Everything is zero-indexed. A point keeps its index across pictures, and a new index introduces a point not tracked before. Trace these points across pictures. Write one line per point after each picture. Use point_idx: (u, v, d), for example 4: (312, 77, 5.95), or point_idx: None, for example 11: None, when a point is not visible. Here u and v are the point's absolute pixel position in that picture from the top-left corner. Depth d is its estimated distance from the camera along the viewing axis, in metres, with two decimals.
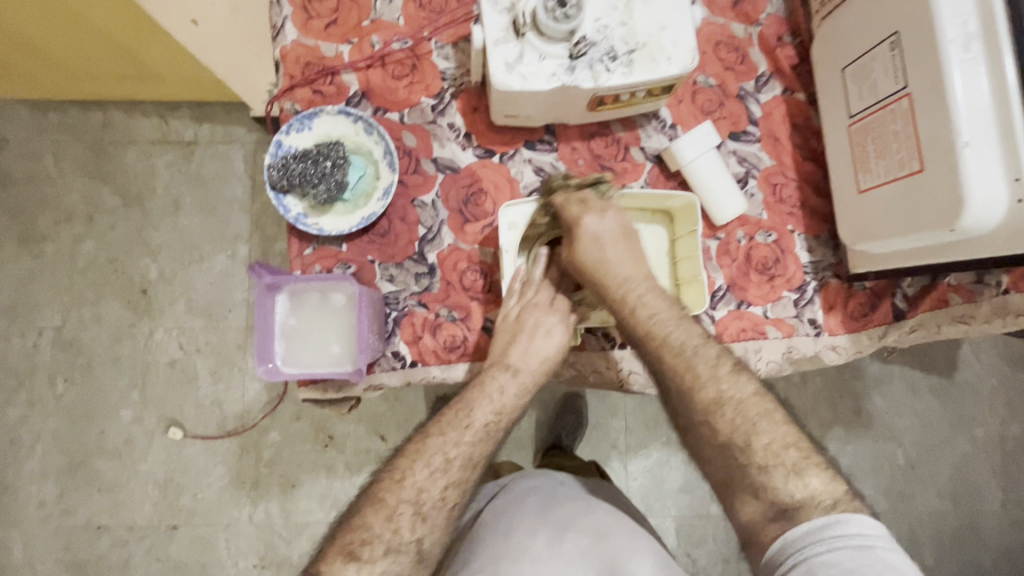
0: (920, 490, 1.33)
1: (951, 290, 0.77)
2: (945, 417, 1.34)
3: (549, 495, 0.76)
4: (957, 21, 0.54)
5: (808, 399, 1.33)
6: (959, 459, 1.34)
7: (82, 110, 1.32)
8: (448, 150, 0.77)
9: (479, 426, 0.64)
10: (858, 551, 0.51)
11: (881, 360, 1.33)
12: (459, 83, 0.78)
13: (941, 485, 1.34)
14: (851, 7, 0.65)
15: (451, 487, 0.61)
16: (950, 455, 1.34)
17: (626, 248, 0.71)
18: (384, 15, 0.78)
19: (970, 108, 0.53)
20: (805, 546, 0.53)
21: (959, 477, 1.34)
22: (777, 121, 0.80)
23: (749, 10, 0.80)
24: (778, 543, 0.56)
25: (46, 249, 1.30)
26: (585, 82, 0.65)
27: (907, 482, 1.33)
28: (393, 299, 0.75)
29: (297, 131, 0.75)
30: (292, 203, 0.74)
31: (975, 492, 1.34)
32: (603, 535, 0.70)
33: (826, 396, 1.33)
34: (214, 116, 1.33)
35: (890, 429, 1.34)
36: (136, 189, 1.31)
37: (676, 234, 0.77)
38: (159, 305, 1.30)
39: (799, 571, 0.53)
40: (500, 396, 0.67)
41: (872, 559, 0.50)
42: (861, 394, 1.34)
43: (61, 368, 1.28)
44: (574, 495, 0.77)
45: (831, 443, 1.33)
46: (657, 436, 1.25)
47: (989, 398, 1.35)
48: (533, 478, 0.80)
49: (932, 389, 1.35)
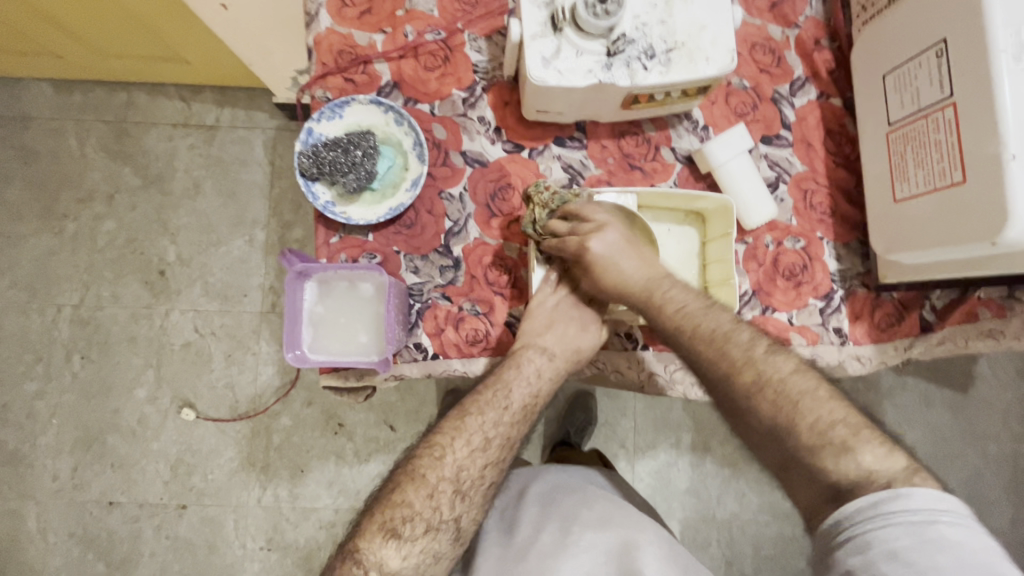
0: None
1: (981, 304, 0.77)
2: (959, 431, 1.33)
3: (567, 490, 0.77)
4: (1009, 31, 0.52)
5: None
6: (970, 474, 1.33)
7: (107, 90, 1.33)
8: (477, 143, 0.77)
9: (517, 407, 0.69)
10: (919, 527, 0.45)
11: (895, 371, 1.32)
12: (491, 77, 0.77)
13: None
14: (896, 14, 0.64)
15: (490, 465, 0.66)
16: (962, 470, 1.33)
17: (632, 256, 0.70)
18: (418, 5, 0.77)
19: (1019, 120, 0.52)
20: (861, 521, 0.48)
21: (970, 492, 1.33)
22: (811, 126, 0.79)
23: (787, 12, 0.79)
24: (831, 518, 0.50)
25: (67, 226, 1.31)
26: (621, 80, 0.65)
27: None
28: (417, 291, 0.75)
29: (328, 119, 0.75)
30: (321, 191, 0.74)
31: (985, 508, 1.33)
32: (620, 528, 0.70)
33: None
34: (237, 100, 1.33)
35: (901, 441, 1.32)
36: (157, 170, 1.32)
37: (707, 233, 0.76)
38: (176, 286, 1.31)
39: (853, 546, 0.48)
40: (536, 379, 0.71)
41: (935, 537, 0.45)
42: (874, 405, 1.32)
43: (78, 344, 1.30)
44: (579, 488, 0.77)
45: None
46: (666, 438, 1.24)
47: (1003, 415, 1.34)
48: (534, 475, 0.81)
49: (946, 403, 1.33)
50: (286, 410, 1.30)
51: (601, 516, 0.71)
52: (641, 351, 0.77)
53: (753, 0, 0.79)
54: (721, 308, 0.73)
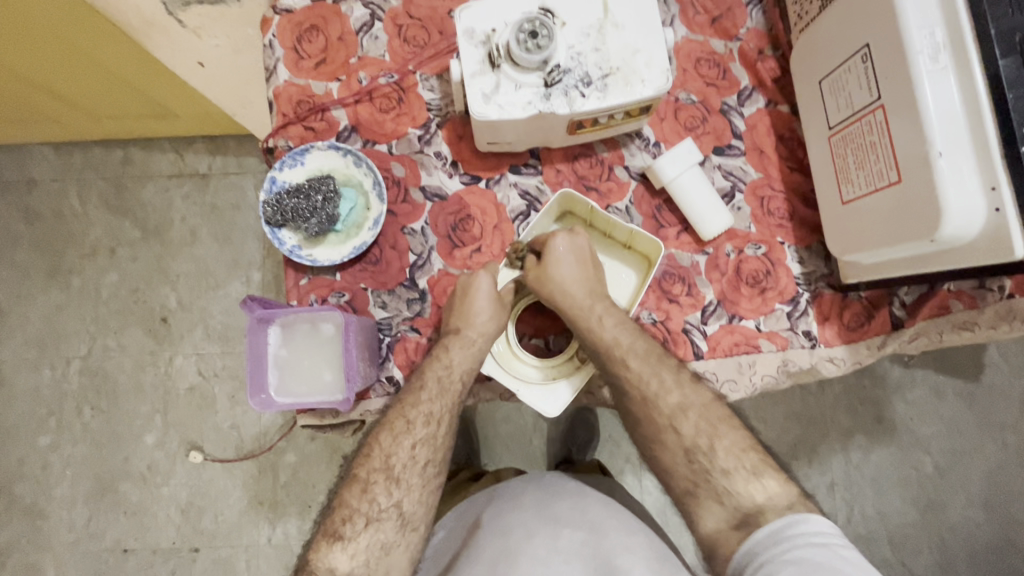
0: (949, 499, 1.28)
1: (953, 297, 0.76)
2: (974, 422, 1.30)
3: (547, 490, 0.78)
4: (923, 32, 0.53)
5: (827, 407, 1.30)
6: (990, 466, 1.29)
7: (104, 148, 1.39)
8: (435, 178, 0.80)
9: (432, 385, 0.69)
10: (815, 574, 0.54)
11: (901, 366, 1.30)
12: (444, 113, 0.80)
13: (972, 493, 1.29)
14: (823, 23, 0.65)
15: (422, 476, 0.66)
16: (982, 462, 1.29)
17: (577, 265, 0.74)
18: (370, 52, 0.81)
19: (942, 118, 0.52)
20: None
21: (992, 484, 1.29)
22: (762, 133, 0.80)
23: (728, 26, 0.81)
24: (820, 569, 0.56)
25: (72, 282, 1.37)
26: (561, 108, 0.67)
27: (936, 490, 1.29)
28: (385, 325, 0.77)
29: (290, 167, 0.78)
30: (287, 235, 0.77)
31: (1011, 500, 1.28)
32: (597, 531, 0.71)
33: (846, 402, 1.30)
34: (227, 148, 1.39)
35: (914, 436, 1.29)
36: (155, 221, 1.37)
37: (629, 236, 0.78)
38: (179, 332, 1.35)
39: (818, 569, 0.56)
40: (448, 358, 0.71)
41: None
42: (883, 400, 1.30)
43: (87, 396, 1.34)
44: (565, 489, 0.78)
45: (852, 452, 1.29)
46: None
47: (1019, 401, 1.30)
48: (525, 479, 0.81)
49: (958, 394, 1.30)
50: (291, 446, 1.32)
51: (589, 521, 0.72)
52: None
53: (694, 18, 0.81)
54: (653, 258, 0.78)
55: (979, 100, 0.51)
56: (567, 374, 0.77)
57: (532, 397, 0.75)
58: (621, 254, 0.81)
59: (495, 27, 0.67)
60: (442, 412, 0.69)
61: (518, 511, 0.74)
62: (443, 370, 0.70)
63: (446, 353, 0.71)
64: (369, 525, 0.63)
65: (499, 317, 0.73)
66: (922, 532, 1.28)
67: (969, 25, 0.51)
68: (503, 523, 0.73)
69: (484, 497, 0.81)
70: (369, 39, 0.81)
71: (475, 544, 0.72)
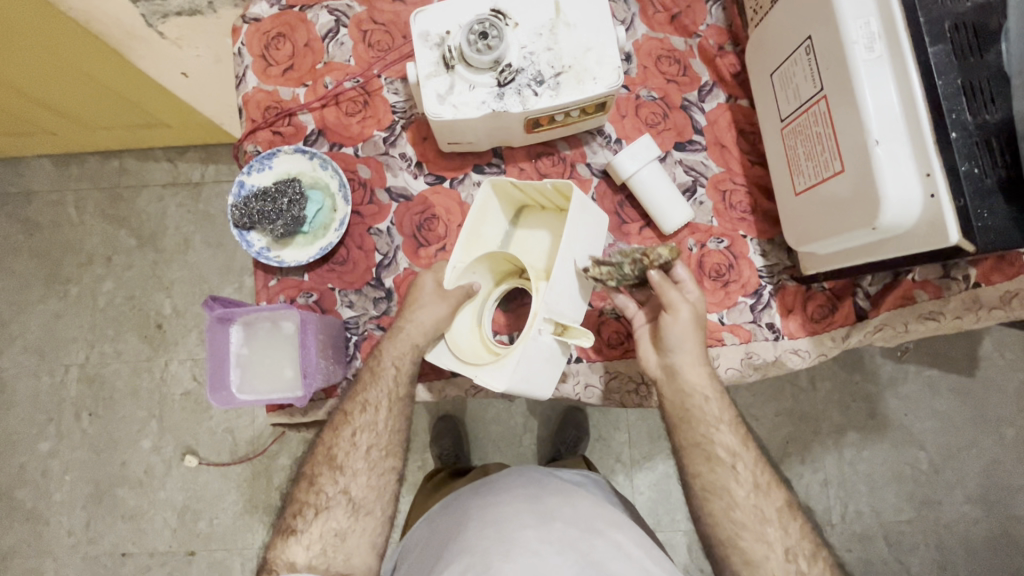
0: (945, 496, 1.27)
1: (917, 287, 0.76)
2: (970, 418, 1.28)
3: (538, 487, 0.77)
4: (859, 22, 0.53)
5: (818, 403, 1.29)
6: (987, 463, 1.27)
7: (100, 160, 1.43)
8: (400, 179, 0.81)
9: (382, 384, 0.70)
10: None
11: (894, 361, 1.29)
12: (409, 115, 0.82)
13: (969, 490, 1.27)
14: (773, 16, 0.65)
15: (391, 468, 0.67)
16: (978, 457, 1.28)
17: (696, 331, 0.68)
18: (336, 57, 0.82)
19: (878, 105, 0.53)
20: None
21: (989, 480, 1.27)
22: (723, 128, 0.80)
23: (687, 23, 0.82)
24: None
25: (70, 291, 1.40)
26: (514, 107, 0.68)
27: (931, 487, 1.27)
28: (353, 324, 0.79)
29: (258, 171, 0.80)
30: (255, 238, 0.78)
31: (1009, 496, 1.27)
32: (590, 530, 0.70)
33: (838, 398, 1.29)
34: (219, 156, 1.41)
35: (907, 432, 1.28)
36: (150, 229, 1.40)
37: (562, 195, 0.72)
38: (174, 337, 1.37)
39: None
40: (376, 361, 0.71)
41: None
42: (875, 397, 1.29)
43: (85, 402, 1.37)
44: (560, 487, 0.78)
45: (845, 448, 1.28)
46: (662, 447, 1.22)
47: (1016, 396, 1.28)
48: (516, 475, 0.81)
49: (952, 389, 1.29)
50: (284, 450, 1.34)
51: (581, 518, 0.71)
52: (576, 364, 0.79)
53: (653, 16, 0.82)
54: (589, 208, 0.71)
55: (912, 86, 0.51)
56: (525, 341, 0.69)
57: (491, 378, 0.68)
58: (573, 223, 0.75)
59: (449, 29, 0.68)
60: (378, 398, 0.69)
61: (509, 503, 0.73)
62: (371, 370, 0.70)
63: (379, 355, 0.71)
64: (320, 515, 0.65)
65: (439, 312, 0.70)
66: (919, 529, 1.26)
67: (902, 15, 0.52)
68: (494, 514, 0.72)
69: (471, 491, 0.80)
70: (334, 45, 0.82)
71: (466, 533, 0.71)
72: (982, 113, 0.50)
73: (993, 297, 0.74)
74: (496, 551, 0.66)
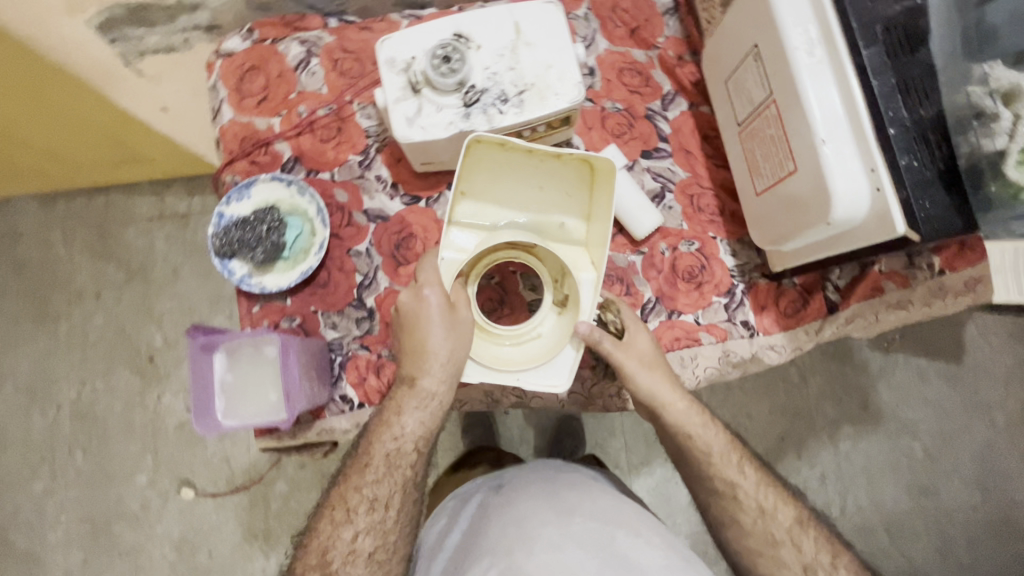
0: (942, 483, 1.28)
1: (885, 277, 0.78)
2: (960, 403, 1.29)
3: (555, 481, 0.77)
4: (798, 29, 0.56)
5: (809, 398, 1.30)
6: (979, 447, 1.29)
7: (86, 197, 1.44)
8: (377, 200, 0.83)
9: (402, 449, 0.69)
10: None
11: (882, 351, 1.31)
12: (382, 138, 0.84)
13: (963, 475, 1.28)
14: (724, 27, 0.68)
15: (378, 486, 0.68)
16: (971, 441, 1.29)
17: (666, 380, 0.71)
18: (308, 86, 0.85)
19: (822, 104, 0.55)
20: None
21: (984, 464, 1.28)
22: (687, 135, 0.83)
23: (646, 36, 0.85)
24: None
25: (60, 328, 1.40)
26: (481, 126, 0.70)
27: (927, 474, 1.28)
28: (337, 345, 0.80)
29: (237, 201, 0.82)
30: (237, 266, 0.80)
31: (1004, 478, 1.28)
32: (610, 523, 0.70)
33: (829, 391, 1.31)
34: (204, 187, 1.43)
35: (900, 421, 1.30)
36: (138, 263, 1.41)
37: (561, 159, 0.70)
38: (166, 369, 1.38)
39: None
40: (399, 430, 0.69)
41: None
42: (866, 387, 1.30)
43: (78, 439, 1.36)
44: (577, 481, 0.78)
45: (840, 441, 1.29)
46: (658, 450, 1.23)
47: (1004, 378, 1.30)
48: (531, 469, 0.81)
49: (940, 375, 1.30)
50: (281, 475, 1.34)
51: (600, 512, 0.71)
52: None
53: (613, 31, 0.85)
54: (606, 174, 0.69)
55: (851, 86, 0.53)
56: (552, 328, 0.72)
57: (535, 378, 0.69)
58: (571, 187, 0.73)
59: (414, 55, 0.71)
60: (389, 482, 0.68)
61: (527, 500, 0.74)
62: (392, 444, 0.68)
63: (398, 420, 0.69)
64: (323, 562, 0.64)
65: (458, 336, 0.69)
66: (917, 517, 1.27)
67: (837, 20, 0.54)
68: (512, 513, 0.72)
69: (488, 485, 0.80)
70: (306, 74, 0.85)
71: (486, 533, 0.71)
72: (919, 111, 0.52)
73: (958, 284, 0.75)
74: (519, 550, 0.66)
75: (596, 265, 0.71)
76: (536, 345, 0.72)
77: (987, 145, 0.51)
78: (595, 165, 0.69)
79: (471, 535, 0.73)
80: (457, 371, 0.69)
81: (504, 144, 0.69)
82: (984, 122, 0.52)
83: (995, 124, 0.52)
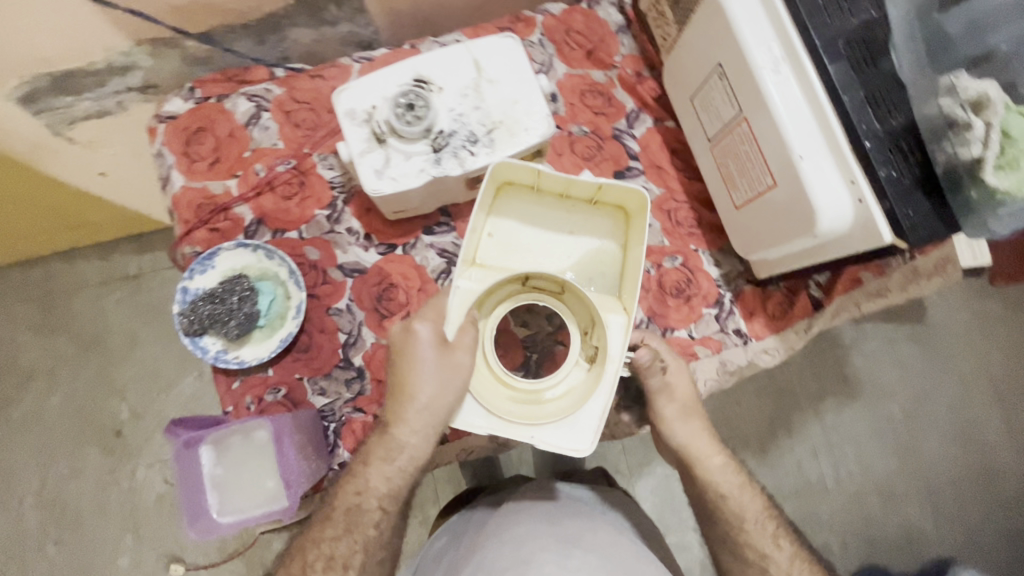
0: (924, 442, 1.29)
1: (862, 269, 0.80)
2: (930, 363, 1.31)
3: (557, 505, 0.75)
4: (762, 48, 0.56)
5: (793, 376, 1.31)
6: (951, 402, 1.31)
7: (25, 269, 1.33)
8: (352, 254, 0.79)
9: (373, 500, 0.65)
10: None
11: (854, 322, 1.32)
12: (349, 188, 0.80)
13: (943, 430, 1.30)
14: (684, 46, 0.69)
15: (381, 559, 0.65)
16: (944, 396, 1.31)
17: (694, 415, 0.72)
18: (262, 142, 0.80)
19: (794, 122, 0.55)
20: None
21: (959, 417, 1.31)
22: (656, 150, 0.83)
23: (603, 56, 0.85)
24: None
25: (11, 414, 1.29)
26: (453, 170, 0.67)
27: (910, 435, 1.29)
28: (328, 412, 0.76)
29: (201, 273, 0.77)
30: (210, 342, 0.75)
31: (978, 428, 1.30)
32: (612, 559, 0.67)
33: (809, 367, 1.31)
34: (154, 244, 1.35)
35: (877, 386, 1.30)
36: (91, 332, 1.31)
37: (595, 196, 0.71)
38: (137, 442, 1.28)
39: None
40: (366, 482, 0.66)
41: None
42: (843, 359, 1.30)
43: (47, 532, 1.25)
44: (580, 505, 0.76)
45: (824, 414, 1.29)
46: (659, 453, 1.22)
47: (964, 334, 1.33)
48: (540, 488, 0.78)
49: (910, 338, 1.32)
50: (277, 537, 1.27)
51: (603, 544, 0.69)
52: None
53: (570, 54, 0.85)
54: (637, 210, 0.70)
55: (821, 102, 0.54)
56: (578, 384, 0.67)
57: (554, 437, 0.65)
58: (603, 228, 0.73)
59: (375, 104, 0.68)
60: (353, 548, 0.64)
61: (525, 524, 0.71)
62: (355, 498, 0.65)
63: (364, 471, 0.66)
64: None
65: (455, 385, 0.65)
66: (906, 479, 1.28)
67: (798, 37, 0.55)
68: (510, 537, 0.69)
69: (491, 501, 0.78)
70: (259, 130, 0.81)
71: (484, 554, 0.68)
72: (891, 118, 0.53)
73: (930, 266, 0.80)
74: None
75: (627, 307, 0.68)
76: (555, 401, 0.67)
77: (960, 156, 0.50)
78: (628, 207, 0.71)
79: (466, 553, 0.71)
80: (434, 425, 0.66)
81: (535, 187, 0.72)
82: (958, 130, 0.50)
83: (968, 133, 0.49)
